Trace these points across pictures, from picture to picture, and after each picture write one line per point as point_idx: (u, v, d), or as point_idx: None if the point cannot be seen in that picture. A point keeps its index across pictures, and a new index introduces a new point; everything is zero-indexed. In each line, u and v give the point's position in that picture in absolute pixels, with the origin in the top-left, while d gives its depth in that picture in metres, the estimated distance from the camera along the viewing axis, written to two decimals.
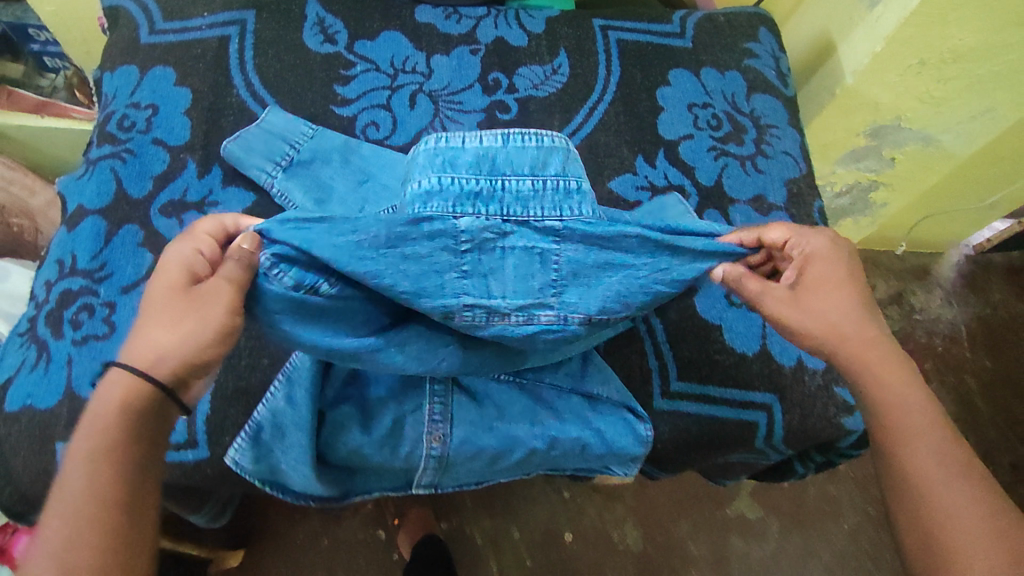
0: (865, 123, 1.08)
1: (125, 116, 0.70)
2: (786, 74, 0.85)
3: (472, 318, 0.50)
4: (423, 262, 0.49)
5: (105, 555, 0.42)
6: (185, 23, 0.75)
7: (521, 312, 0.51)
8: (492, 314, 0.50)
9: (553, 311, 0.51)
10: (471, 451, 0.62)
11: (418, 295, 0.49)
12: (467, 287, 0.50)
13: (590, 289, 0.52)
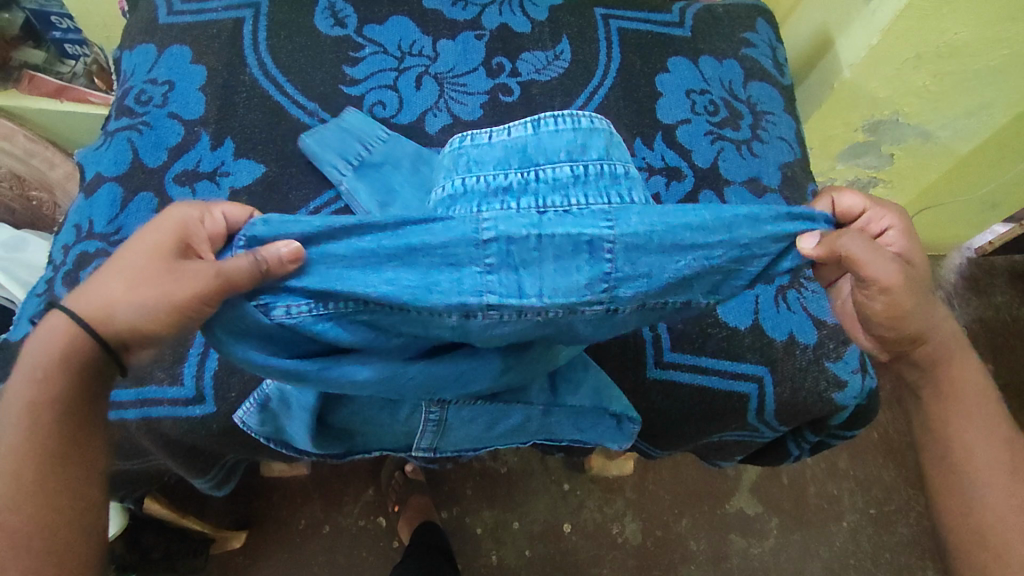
0: (863, 117, 1.10)
1: (143, 91, 0.73)
2: (783, 64, 0.89)
3: (498, 318, 0.42)
4: (435, 253, 0.42)
5: (39, 502, 0.45)
6: (202, 5, 0.78)
7: (563, 309, 0.43)
8: (525, 313, 0.43)
9: (601, 304, 0.43)
10: (469, 417, 0.63)
11: (427, 292, 0.42)
12: (493, 285, 0.42)
13: (645, 278, 0.43)
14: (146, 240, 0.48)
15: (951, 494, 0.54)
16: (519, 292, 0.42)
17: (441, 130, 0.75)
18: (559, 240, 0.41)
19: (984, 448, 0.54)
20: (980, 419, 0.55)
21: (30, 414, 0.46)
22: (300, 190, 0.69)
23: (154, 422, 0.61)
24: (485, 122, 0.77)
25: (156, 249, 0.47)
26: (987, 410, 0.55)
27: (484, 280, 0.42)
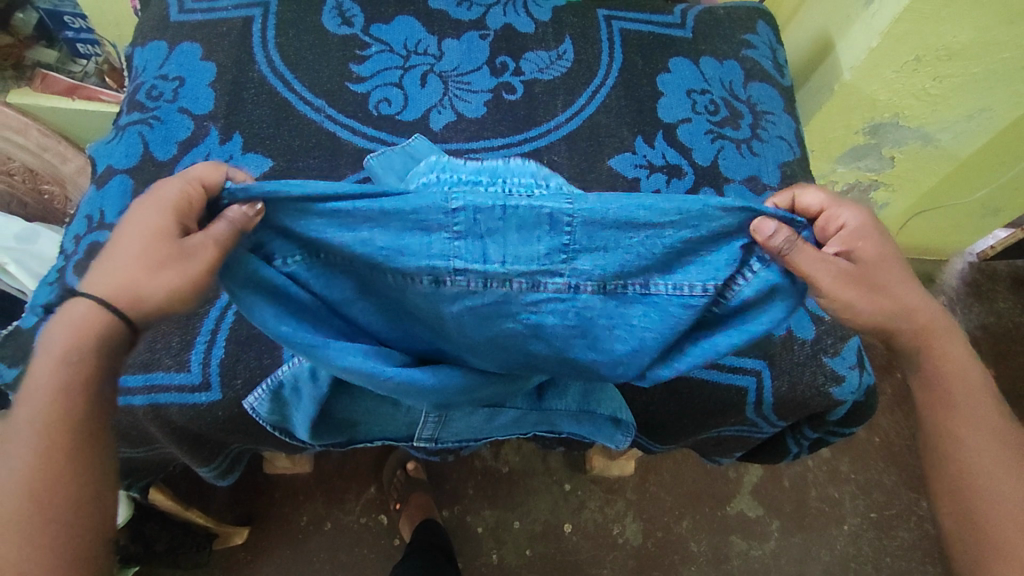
0: (864, 120, 1.11)
1: (154, 86, 0.75)
2: (783, 65, 0.90)
3: (464, 284, 0.45)
4: (406, 215, 0.42)
5: (62, 480, 0.45)
6: (213, 4, 0.80)
7: (525, 277, 0.45)
8: (489, 279, 0.45)
9: (562, 278, 0.45)
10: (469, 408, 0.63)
11: (400, 253, 0.44)
12: (458, 250, 0.43)
13: (605, 254, 0.44)
14: (140, 217, 0.47)
15: (954, 493, 0.54)
16: (485, 258, 0.44)
17: (446, 126, 0.77)
18: (522, 212, 0.42)
19: (984, 445, 0.54)
20: (977, 416, 0.55)
21: (53, 394, 0.46)
22: None
23: (160, 409, 0.62)
24: (488, 120, 0.78)
25: (155, 227, 0.46)
26: (985, 407, 0.55)
27: (451, 246, 0.43)
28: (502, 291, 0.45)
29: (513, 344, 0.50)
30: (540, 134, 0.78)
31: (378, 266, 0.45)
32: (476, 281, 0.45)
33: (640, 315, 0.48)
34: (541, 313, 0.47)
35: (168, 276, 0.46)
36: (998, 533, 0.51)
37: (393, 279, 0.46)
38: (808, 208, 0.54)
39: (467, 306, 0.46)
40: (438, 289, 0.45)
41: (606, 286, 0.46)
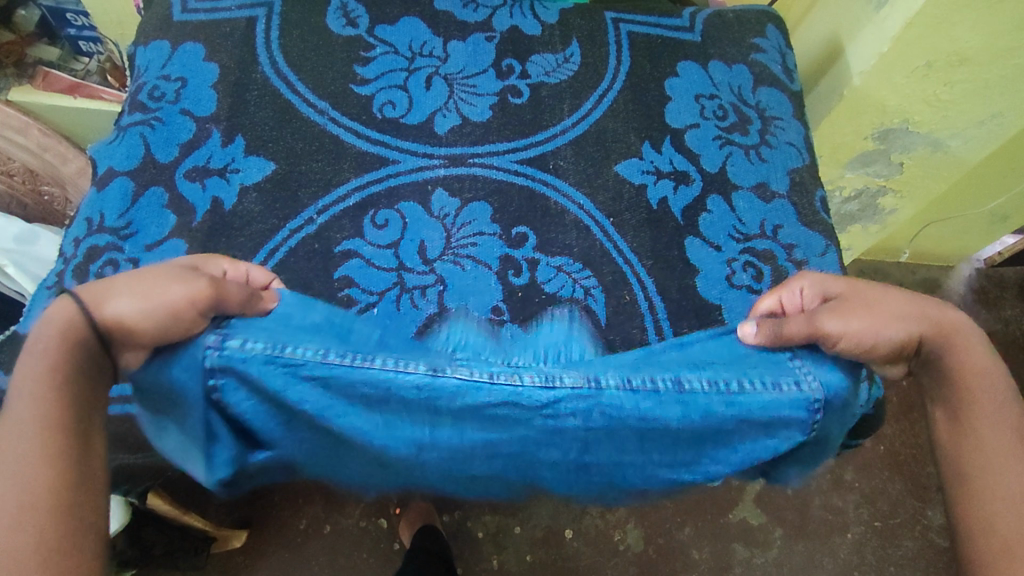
0: (872, 126, 1.09)
1: (156, 87, 0.74)
2: (792, 70, 0.88)
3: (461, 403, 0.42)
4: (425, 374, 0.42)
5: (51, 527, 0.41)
6: (216, 4, 0.79)
7: (538, 376, 0.43)
8: (497, 375, 0.43)
9: (577, 374, 0.43)
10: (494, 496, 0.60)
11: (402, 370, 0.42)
12: (448, 390, 0.42)
13: (576, 400, 0.43)
14: (144, 273, 0.51)
15: (961, 485, 0.55)
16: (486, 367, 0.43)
17: (451, 130, 0.75)
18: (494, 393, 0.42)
19: (999, 448, 0.54)
20: (994, 410, 0.56)
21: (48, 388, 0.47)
22: (309, 188, 0.70)
23: None
24: (493, 124, 0.77)
25: (150, 274, 0.51)
26: (1003, 403, 0.56)
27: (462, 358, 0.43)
28: (511, 388, 0.42)
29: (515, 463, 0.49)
30: (546, 138, 0.77)
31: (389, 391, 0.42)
32: (481, 376, 0.43)
33: (646, 414, 0.44)
34: (552, 420, 0.43)
35: (149, 300, 0.48)
36: (994, 520, 0.51)
37: (383, 369, 0.42)
38: (772, 309, 0.62)
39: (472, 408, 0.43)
40: (433, 382, 0.42)
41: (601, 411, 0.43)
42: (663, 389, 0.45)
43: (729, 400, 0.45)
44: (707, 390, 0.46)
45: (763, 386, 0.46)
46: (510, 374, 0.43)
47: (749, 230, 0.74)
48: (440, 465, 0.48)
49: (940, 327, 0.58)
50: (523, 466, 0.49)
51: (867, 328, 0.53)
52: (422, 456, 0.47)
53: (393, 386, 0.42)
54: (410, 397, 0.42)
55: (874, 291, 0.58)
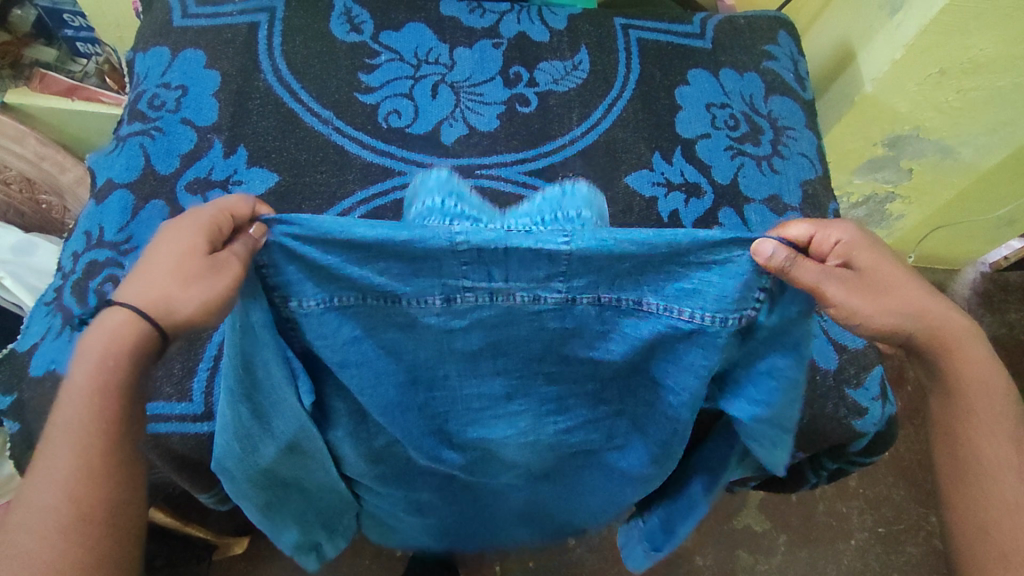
0: (882, 132, 1.08)
1: (156, 95, 0.72)
2: (804, 77, 0.87)
3: (473, 299, 0.43)
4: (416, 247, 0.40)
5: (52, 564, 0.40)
6: (217, 9, 0.78)
7: (527, 291, 0.43)
8: (495, 293, 0.42)
9: (561, 289, 0.43)
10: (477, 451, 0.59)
11: (412, 277, 0.42)
12: (468, 273, 0.41)
13: (598, 275, 0.42)
14: (172, 237, 0.46)
15: (960, 493, 0.54)
16: (491, 278, 0.41)
17: (458, 140, 0.74)
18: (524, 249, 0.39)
19: (994, 454, 0.53)
20: (994, 417, 0.54)
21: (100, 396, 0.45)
22: (313, 200, 0.68)
23: (162, 437, 0.59)
24: (501, 133, 0.75)
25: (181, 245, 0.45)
26: (1004, 409, 0.54)
27: (462, 270, 0.41)
28: (509, 304, 0.43)
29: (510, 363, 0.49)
30: (556, 149, 0.75)
31: (393, 297, 0.43)
32: (486, 296, 0.43)
33: (641, 326, 0.46)
34: (543, 323, 0.45)
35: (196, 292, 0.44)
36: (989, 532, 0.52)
37: (407, 303, 0.43)
38: (799, 240, 0.49)
39: (477, 321, 0.44)
40: (450, 307, 0.43)
41: (601, 299, 0.44)
42: (652, 310, 0.45)
43: (696, 329, 0.45)
44: (673, 317, 0.45)
45: (719, 316, 0.44)
46: (503, 289, 0.42)
47: None
48: (448, 370, 0.49)
49: (931, 318, 0.53)
50: (526, 368, 0.50)
51: (860, 308, 0.49)
52: (429, 360, 0.48)
53: (420, 312, 0.44)
54: (427, 313, 0.44)
55: (885, 266, 0.51)
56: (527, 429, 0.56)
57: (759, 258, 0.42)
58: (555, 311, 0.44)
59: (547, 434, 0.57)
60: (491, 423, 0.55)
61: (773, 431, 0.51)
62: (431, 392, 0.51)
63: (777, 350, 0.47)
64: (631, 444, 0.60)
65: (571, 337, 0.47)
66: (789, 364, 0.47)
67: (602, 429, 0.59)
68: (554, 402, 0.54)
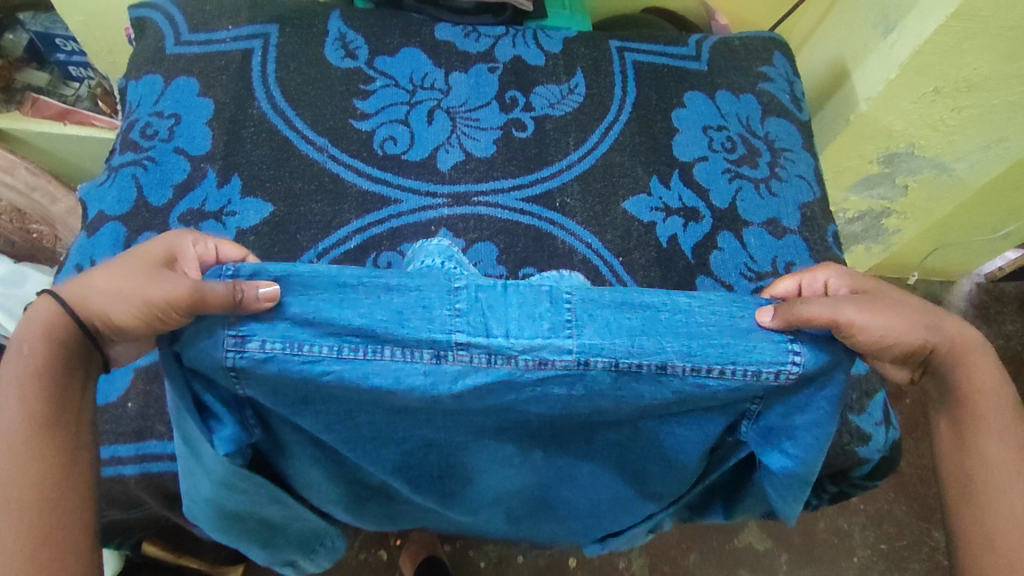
0: (878, 149, 1.08)
1: (149, 124, 0.71)
2: (800, 98, 0.87)
3: (468, 358, 0.38)
4: (409, 293, 0.38)
5: None
6: (211, 36, 0.77)
7: (531, 355, 0.38)
8: (493, 357, 0.38)
9: (570, 354, 0.38)
10: (466, 484, 0.56)
11: (399, 325, 0.37)
12: (463, 324, 0.38)
13: (609, 330, 0.39)
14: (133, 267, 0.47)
15: (960, 503, 0.52)
16: (489, 332, 0.38)
17: (454, 166, 0.73)
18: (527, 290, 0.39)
19: (1001, 462, 0.52)
20: (999, 427, 0.53)
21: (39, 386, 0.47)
22: (309, 230, 0.67)
23: (154, 477, 0.59)
24: (498, 159, 0.75)
25: (144, 260, 0.47)
26: (1010, 418, 0.53)
27: (456, 319, 0.38)
28: (508, 369, 0.39)
29: (506, 418, 0.44)
30: (554, 173, 0.75)
31: (371, 348, 0.37)
32: (484, 356, 0.38)
33: (660, 389, 0.41)
34: (545, 389, 0.40)
35: (141, 304, 0.43)
36: (993, 542, 0.50)
37: (388, 363, 0.38)
38: (788, 294, 0.55)
39: (468, 387, 0.39)
40: (437, 368, 0.38)
41: (618, 365, 0.39)
42: (676, 372, 0.39)
43: (733, 383, 0.41)
44: (701, 375, 0.40)
45: (751, 369, 0.40)
46: (504, 359, 0.38)
47: (761, 268, 0.72)
48: (436, 424, 0.45)
49: (947, 334, 0.51)
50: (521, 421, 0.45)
51: (878, 331, 0.46)
52: (406, 413, 0.44)
53: (398, 372, 0.38)
54: (414, 377, 0.38)
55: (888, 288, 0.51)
56: (511, 468, 0.53)
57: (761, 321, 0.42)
58: (563, 379, 0.39)
59: (526, 469, 0.54)
60: (473, 460, 0.52)
61: (795, 485, 0.48)
62: (405, 434, 0.48)
63: (807, 395, 0.44)
64: (624, 484, 0.57)
65: (576, 403, 0.42)
66: (812, 408, 0.45)
67: (593, 469, 0.55)
68: (539, 446, 0.51)
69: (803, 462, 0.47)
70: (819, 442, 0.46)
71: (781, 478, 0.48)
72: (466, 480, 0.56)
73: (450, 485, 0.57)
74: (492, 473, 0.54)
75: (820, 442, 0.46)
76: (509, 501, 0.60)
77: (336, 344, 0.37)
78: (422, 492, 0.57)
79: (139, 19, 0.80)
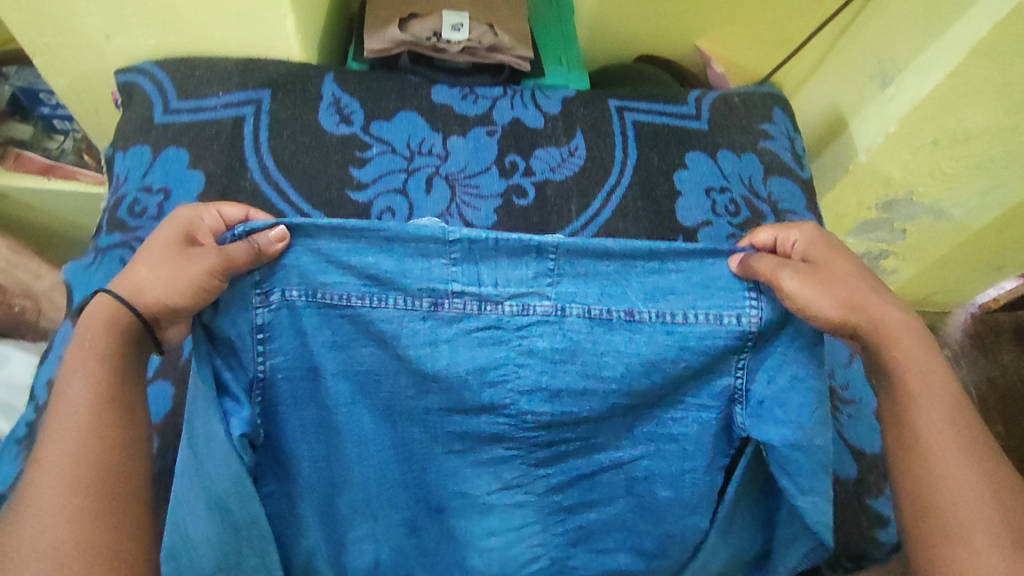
0: (875, 197, 1.08)
1: (137, 201, 0.69)
2: (802, 155, 0.86)
3: (461, 303, 0.54)
4: (407, 245, 0.52)
5: None
6: (201, 103, 0.75)
7: (515, 301, 0.55)
8: (482, 302, 0.55)
9: (549, 300, 0.55)
10: (466, 489, 0.65)
11: (401, 275, 0.53)
12: (456, 275, 0.54)
13: (586, 282, 0.55)
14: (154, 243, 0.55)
15: (905, 484, 0.51)
16: (478, 283, 0.54)
17: None
18: (512, 242, 0.53)
19: (937, 438, 0.50)
20: (934, 405, 0.52)
21: (99, 384, 0.50)
22: None
23: None
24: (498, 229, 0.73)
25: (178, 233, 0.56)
26: (941, 393, 0.52)
27: (450, 270, 0.53)
28: (498, 313, 0.55)
29: (502, 383, 0.58)
30: None
31: (387, 285, 0.53)
32: (473, 302, 0.54)
33: (639, 338, 0.56)
34: (530, 337, 0.56)
35: (171, 276, 0.52)
36: (941, 522, 0.47)
37: (394, 305, 0.54)
38: (763, 245, 0.60)
39: (461, 329, 0.56)
40: (432, 312, 0.55)
41: (591, 312, 0.55)
42: (645, 319, 0.55)
43: (703, 328, 0.55)
44: (666, 320, 0.55)
45: (715, 313, 0.55)
46: (493, 303, 0.55)
47: None
48: (443, 385, 0.58)
49: (869, 312, 0.55)
50: (512, 381, 0.57)
51: (813, 300, 0.53)
52: (411, 377, 0.58)
53: (401, 314, 0.54)
54: (416, 319, 0.55)
55: (828, 267, 0.56)
56: (510, 469, 0.64)
57: (735, 271, 0.54)
58: (543, 324, 0.55)
59: (524, 467, 0.63)
60: (489, 456, 0.63)
61: (813, 465, 0.53)
62: (415, 404, 0.59)
63: (780, 348, 0.55)
64: (657, 488, 0.65)
65: (562, 362, 0.57)
66: (785, 371, 0.54)
67: (621, 460, 0.64)
68: (540, 431, 0.61)
69: (808, 433, 0.53)
70: (812, 399, 0.53)
71: (796, 459, 0.54)
72: (471, 494, 0.65)
73: (452, 490, 0.65)
74: (496, 478, 0.64)
75: (816, 412, 0.53)
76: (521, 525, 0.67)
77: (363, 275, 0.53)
78: (427, 518, 0.68)
79: (126, 84, 0.77)
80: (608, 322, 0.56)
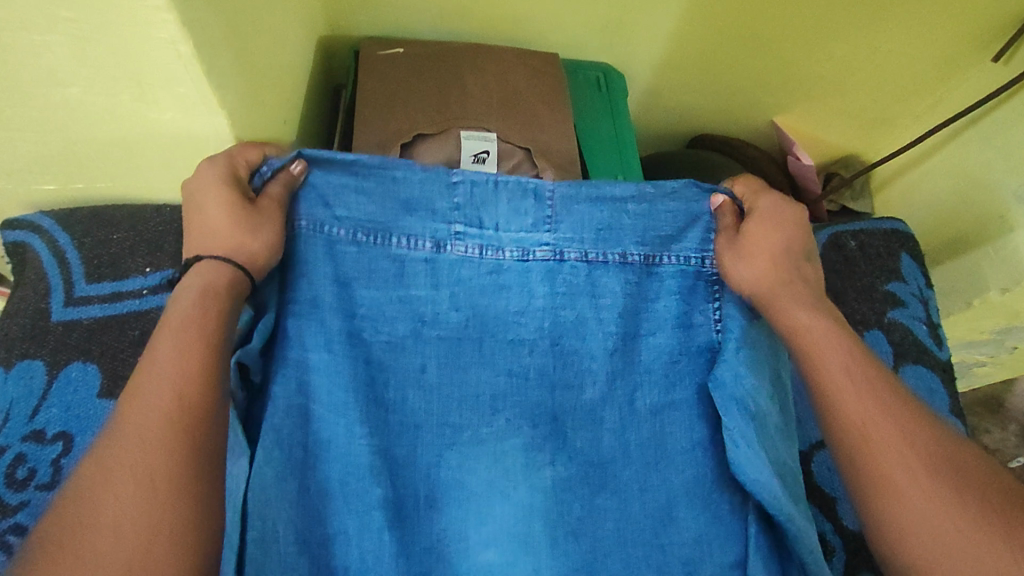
0: (989, 322, 0.82)
1: (20, 459, 0.48)
2: (940, 326, 0.64)
3: (463, 246, 0.50)
4: (414, 188, 0.49)
5: None
6: (118, 285, 0.54)
7: (516, 247, 0.50)
8: (485, 245, 0.50)
9: (547, 245, 0.51)
10: (450, 480, 0.48)
11: (404, 214, 0.49)
12: (458, 217, 0.49)
13: (585, 221, 0.51)
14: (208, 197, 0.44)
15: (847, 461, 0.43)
16: (478, 225, 0.50)
17: None
18: (511, 185, 0.50)
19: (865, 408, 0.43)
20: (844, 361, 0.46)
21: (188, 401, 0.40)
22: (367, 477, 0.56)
23: None
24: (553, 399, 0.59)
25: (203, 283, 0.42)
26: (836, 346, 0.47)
27: (452, 209, 0.50)
28: (496, 259, 0.50)
29: (501, 331, 0.50)
30: None
31: (385, 231, 0.49)
32: (473, 247, 0.50)
33: (638, 284, 0.52)
34: (529, 281, 0.50)
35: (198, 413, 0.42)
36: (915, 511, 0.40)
37: (395, 247, 0.49)
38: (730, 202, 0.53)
39: (462, 276, 0.50)
40: (437, 257, 0.49)
41: (589, 255, 0.51)
42: (635, 260, 0.51)
43: (680, 268, 0.52)
44: (654, 262, 0.52)
45: (686, 256, 0.52)
46: (494, 236, 0.50)
47: None
48: (432, 333, 0.49)
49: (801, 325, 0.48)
50: (503, 328, 0.50)
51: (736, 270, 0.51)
52: (395, 329, 0.48)
53: (407, 257, 0.49)
54: (415, 262, 0.49)
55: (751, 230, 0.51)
56: (507, 447, 0.49)
57: (715, 212, 0.53)
58: (543, 269, 0.51)
59: (524, 450, 0.49)
60: (489, 432, 0.49)
61: (736, 408, 0.49)
62: (413, 359, 0.49)
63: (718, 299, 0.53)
64: (677, 462, 0.50)
65: (566, 302, 0.51)
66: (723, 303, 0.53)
67: (639, 445, 0.50)
68: (541, 389, 0.50)
69: (738, 372, 0.50)
70: (737, 339, 0.51)
71: (718, 398, 0.50)
72: (449, 484, 0.48)
73: (444, 480, 0.48)
74: (484, 460, 0.48)
75: (741, 354, 0.51)
76: (529, 522, 0.48)
77: (359, 220, 0.48)
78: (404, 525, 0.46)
79: (18, 245, 0.54)
80: (614, 259, 0.51)
